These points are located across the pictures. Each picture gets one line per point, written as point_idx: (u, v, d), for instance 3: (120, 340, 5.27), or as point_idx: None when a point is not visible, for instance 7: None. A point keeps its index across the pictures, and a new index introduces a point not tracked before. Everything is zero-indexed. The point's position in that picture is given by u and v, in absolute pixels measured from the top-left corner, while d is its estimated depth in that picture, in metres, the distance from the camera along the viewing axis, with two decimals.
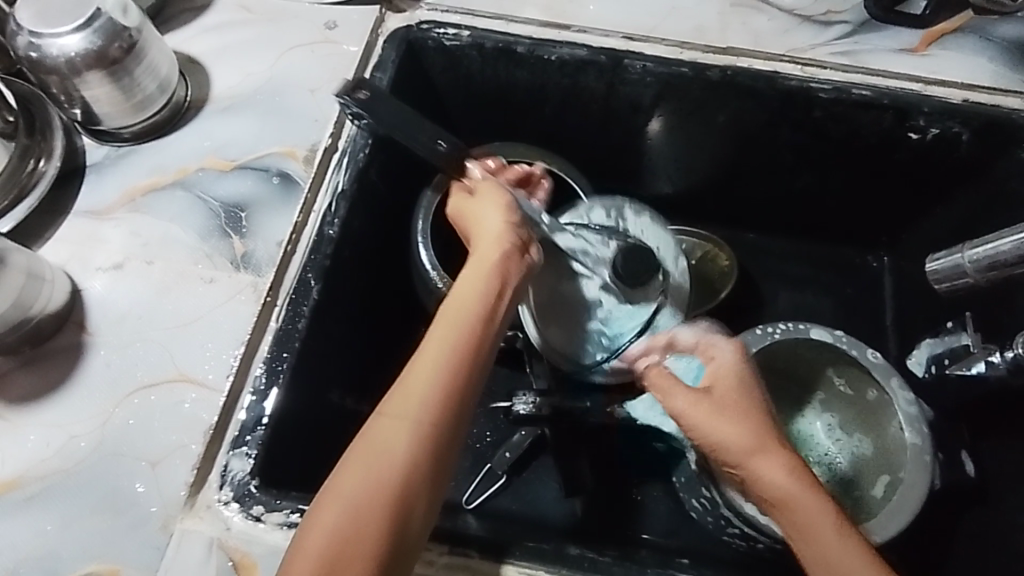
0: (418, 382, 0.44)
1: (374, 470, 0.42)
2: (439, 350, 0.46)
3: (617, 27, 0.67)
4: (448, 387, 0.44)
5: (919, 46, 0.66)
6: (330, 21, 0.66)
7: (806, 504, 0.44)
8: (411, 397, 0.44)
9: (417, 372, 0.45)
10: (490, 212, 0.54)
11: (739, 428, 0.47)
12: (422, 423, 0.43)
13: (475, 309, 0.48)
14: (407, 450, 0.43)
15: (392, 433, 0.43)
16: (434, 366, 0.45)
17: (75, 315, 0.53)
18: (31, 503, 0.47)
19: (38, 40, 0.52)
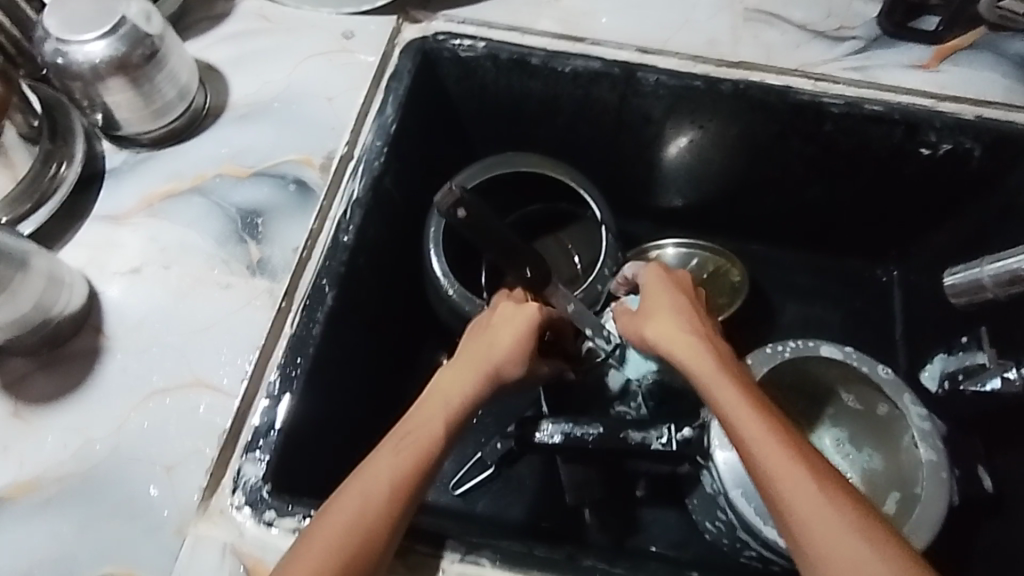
0: (404, 445, 0.45)
1: (350, 530, 0.42)
2: (426, 419, 0.46)
3: (631, 40, 0.68)
4: (429, 454, 0.45)
5: (931, 61, 0.67)
6: (347, 31, 0.66)
7: (803, 480, 0.42)
8: (393, 460, 0.44)
9: (413, 424, 0.46)
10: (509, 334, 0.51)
11: (719, 389, 0.47)
12: (391, 492, 0.43)
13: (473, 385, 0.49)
14: (381, 517, 0.42)
15: (366, 500, 0.42)
16: (422, 430, 0.46)
17: (92, 319, 0.53)
18: (48, 505, 0.47)
19: (64, 46, 0.53)
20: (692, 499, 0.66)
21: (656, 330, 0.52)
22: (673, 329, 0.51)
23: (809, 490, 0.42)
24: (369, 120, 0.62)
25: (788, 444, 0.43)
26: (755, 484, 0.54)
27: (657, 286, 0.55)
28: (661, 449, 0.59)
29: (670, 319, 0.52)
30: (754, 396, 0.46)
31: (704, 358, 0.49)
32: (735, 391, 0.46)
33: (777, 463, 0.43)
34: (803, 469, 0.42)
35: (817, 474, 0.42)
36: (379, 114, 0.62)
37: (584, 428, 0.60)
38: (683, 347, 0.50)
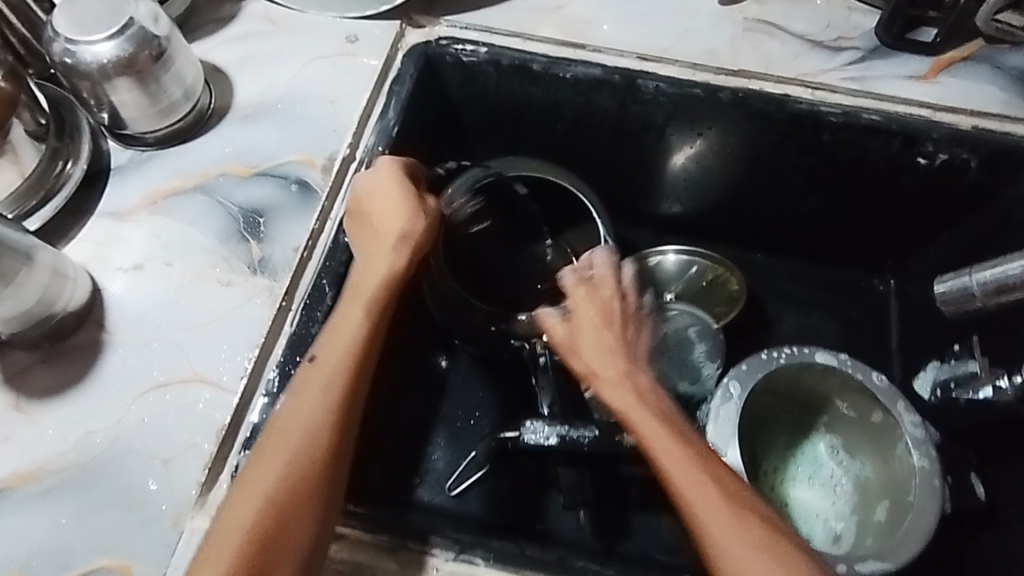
0: (324, 359, 0.47)
1: (288, 458, 0.43)
2: (340, 338, 0.48)
3: (632, 48, 0.69)
4: (347, 366, 0.47)
5: (929, 74, 0.68)
6: (351, 35, 0.67)
7: (723, 512, 0.44)
8: (316, 378, 0.47)
9: (332, 335, 0.49)
10: (386, 196, 0.55)
11: (640, 417, 0.48)
12: (324, 405, 0.45)
13: (379, 288, 0.51)
14: (317, 436, 0.44)
15: (295, 426, 0.45)
16: (337, 346, 0.48)
17: (94, 313, 0.54)
18: (46, 496, 0.48)
19: (73, 46, 0.54)
20: None
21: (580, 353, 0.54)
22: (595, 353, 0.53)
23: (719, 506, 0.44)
24: (371, 123, 0.63)
25: (730, 514, 0.44)
26: None
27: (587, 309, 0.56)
28: None
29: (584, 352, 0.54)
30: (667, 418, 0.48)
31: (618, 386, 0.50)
32: (680, 454, 0.46)
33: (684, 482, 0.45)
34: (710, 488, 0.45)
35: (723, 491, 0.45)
36: (381, 117, 0.63)
37: (580, 431, 0.60)
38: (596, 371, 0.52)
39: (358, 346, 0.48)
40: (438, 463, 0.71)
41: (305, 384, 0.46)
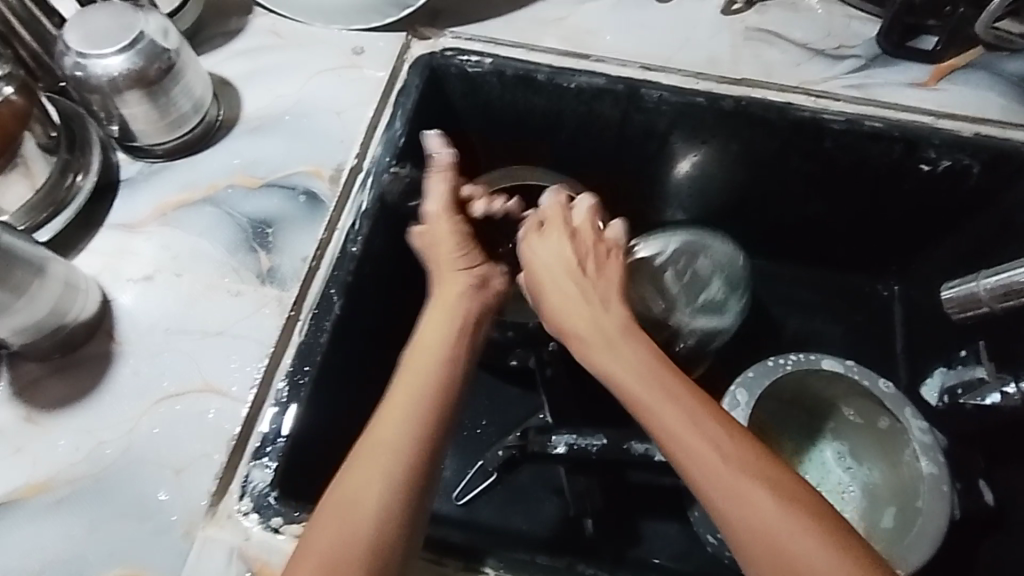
0: (394, 404, 0.44)
1: (390, 475, 0.41)
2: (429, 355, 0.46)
3: (634, 58, 0.69)
4: (442, 383, 0.45)
5: (929, 81, 0.68)
6: (357, 47, 0.68)
7: (746, 489, 0.39)
8: (387, 426, 0.43)
9: (405, 380, 0.45)
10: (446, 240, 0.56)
11: (642, 395, 0.44)
12: (400, 460, 0.41)
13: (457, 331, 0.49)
14: (417, 453, 0.42)
15: (393, 442, 0.42)
16: (426, 363, 0.46)
17: (105, 325, 0.54)
18: (58, 507, 0.48)
19: (83, 60, 0.55)
20: (693, 511, 0.66)
21: (545, 292, 0.53)
22: (568, 295, 0.51)
23: (726, 468, 0.40)
24: (377, 134, 0.63)
25: (753, 489, 0.39)
26: None
27: (552, 244, 0.55)
28: (664, 460, 0.60)
29: (549, 290, 0.53)
30: (661, 377, 0.45)
31: (601, 334, 0.49)
32: (690, 429, 0.42)
33: (674, 443, 0.42)
34: (714, 450, 0.41)
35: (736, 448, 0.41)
36: (387, 127, 0.63)
37: (588, 438, 0.60)
38: (568, 320, 0.51)
39: (435, 395, 0.44)
40: (446, 471, 0.71)
41: (395, 398, 0.44)
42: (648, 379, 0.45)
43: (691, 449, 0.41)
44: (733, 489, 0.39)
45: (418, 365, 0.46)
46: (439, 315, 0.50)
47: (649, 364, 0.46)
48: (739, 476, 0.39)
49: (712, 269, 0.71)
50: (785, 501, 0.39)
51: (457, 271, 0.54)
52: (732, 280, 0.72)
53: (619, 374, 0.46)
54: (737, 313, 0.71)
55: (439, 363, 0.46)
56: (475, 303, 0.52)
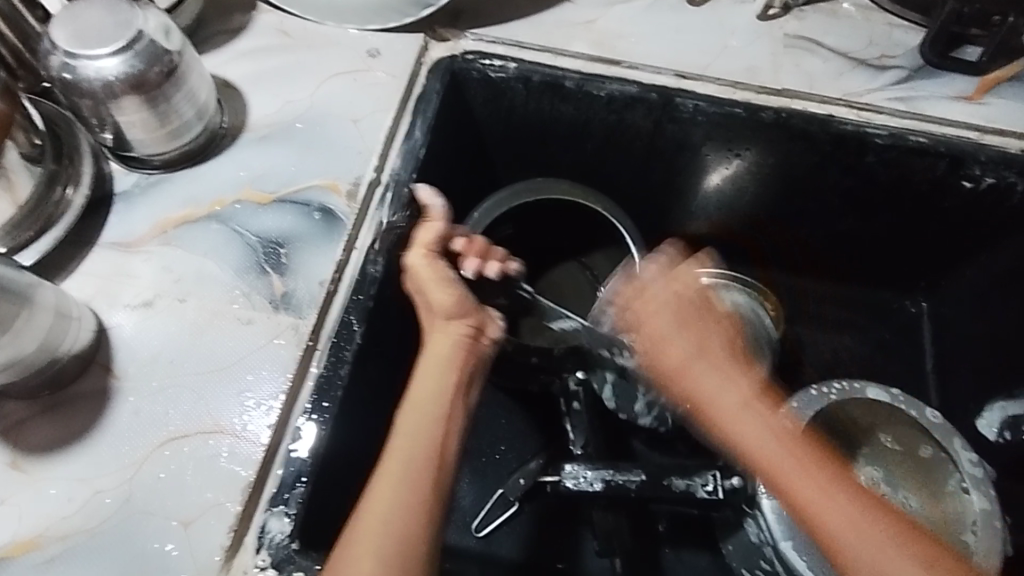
0: (390, 469, 0.43)
1: (383, 550, 0.40)
2: (422, 418, 0.46)
3: (668, 64, 0.65)
4: (438, 445, 0.45)
5: (974, 94, 0.65)
6: (373, 49, 0.63)
7: (864, 528, 0.46)
8: (382, 496, 0.42)
9: (398, 443, 0.45)
10: (434, 285, 0.52)
11: (772, 458, 0.49)
12: (398, 534, 0.41)
13: (447, 394, 0.47)
14: (412, 522, 0.42)
15: (391, 511, 0.42)
16: (420, 428, 0.45)
17: (101, 356, 0.49)
18: (50, 566, 0.43)
19: (73, 60, 0.49)
20: (726, 544, 0.63)
21: (674, 358, 0.54)
22: (685, 349, 0.54)
23: (836, 504, 0.47)
24: (398, 143, 0.59)
25: (863, 521, 0.46)
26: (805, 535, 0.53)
27: (655, 308, 0.56)
28: (706, 496, 0.57)
29: (669, 359, 0.54)
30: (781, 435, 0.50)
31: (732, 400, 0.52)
32: (815, 479, 0.48)
33: (786, 486, 0.48)
34: (812, 476, 0.48)
35: (829, 485, 0.47)
36: (407, 136, 0.59)
37: (628, 475, 0.57)
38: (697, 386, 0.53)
39: (430, 463, 0.44)
40: (463, 500, 0.66)
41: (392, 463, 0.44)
42: (737, 424, 0.51)
43: (824, 499, 0.47)
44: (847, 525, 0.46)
45: (411, 426, 0.46)
46: (430, 371, 0.48)
47: (741, 410, 0.51)
48: (848, 510, 0.46)
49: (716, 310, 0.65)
50: (876, 528, 0.46)
51: (445, 324, 0.51)
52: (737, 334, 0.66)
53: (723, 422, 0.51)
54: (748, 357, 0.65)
55: (436, 428, 0.46)
56: (468, 361, 0.50)
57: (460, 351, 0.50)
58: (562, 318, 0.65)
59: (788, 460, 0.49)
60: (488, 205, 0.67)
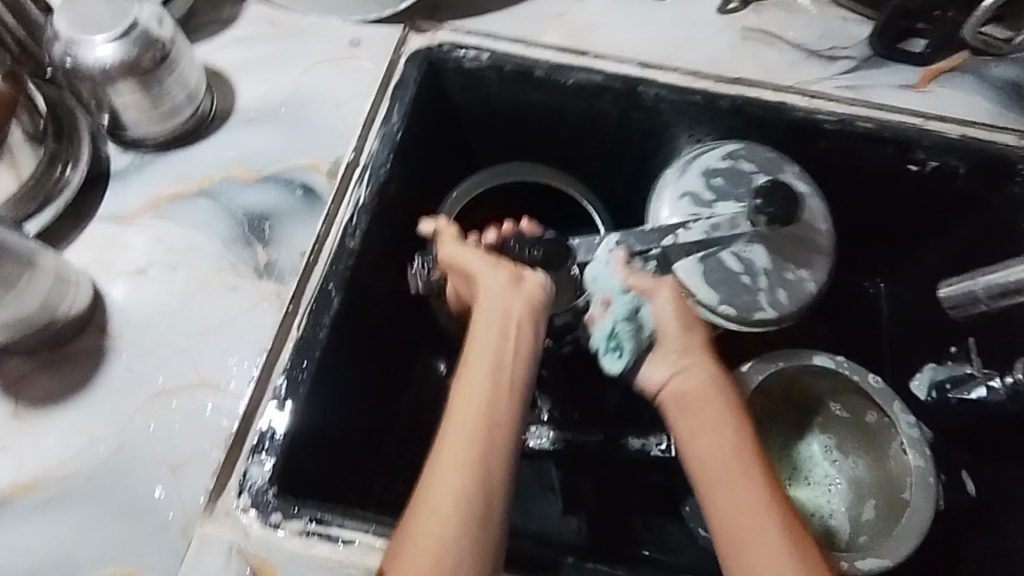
0: (456, 430, 0.43)
1: (462, 510, 0.40)
2: (479, 380, 0.45)
3: (632, 55, 0.69)
4: (501, 405, 0.44)
5: (918, 83, 0.69)
6: (355, 39, 0.67)
7: (744, 501, 0.44)
8: (451, 458, 0.42)
9: (460, 402, 0.44)
10: (469, 256, 0.53)
11: (689, 412, 0.48)
12: (474, 494, 0.41)
13: (502, 347, 0.46)
14: (488, 483, 0.41)
15: (460, 471, 0.41)
16: (477, 389, 0.44)
17: (96, 319, 0.53)
18: (49, 506, 0.47)
19: (74, 47, 0.53)
20: (685, 505, 0.66)
21: (670, 332, 0.52)
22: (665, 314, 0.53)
23: (736, 492, 0.44)
24: (376, 128, 0.63)
25: (746, 494, 0.44)
26: None
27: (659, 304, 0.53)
28: (660, 455, 0.62)
29: (678, 318, 0.53)
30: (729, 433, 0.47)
31: (698, 382, 0.49)
32: (724, 443, 0.46)
33: (722, 471, 0.45)
34: (712, 439, 0.47)
35: (748, 484, 0.44)
36: (384, 122, 0.63)
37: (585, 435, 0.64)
38: (681, 360, 0.51)
39: (495, 423, 0.43)
40: None
41: (454, 427, 0.43)
42: (692, 409, 0.49)
43: (728, 462, 0.45)
44: (735, 506, 0.44)
45: (468, 388, 0.45)
46: (489, 333, 0.47)
47: (708, 394, 0.49)
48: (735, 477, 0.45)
49: (734, 162, 0.64)
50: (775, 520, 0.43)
51: (489, 274, 0.51)
52: (765, 162, 0.64)
53: (676, 400, 0.50)
54: (802, 182, 0.63)
55: (490, 385, 0.45)
56: (518, 305, 0.49)
57: (528, 306, 0.49)
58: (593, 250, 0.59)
59: (723, 433, 0.47)
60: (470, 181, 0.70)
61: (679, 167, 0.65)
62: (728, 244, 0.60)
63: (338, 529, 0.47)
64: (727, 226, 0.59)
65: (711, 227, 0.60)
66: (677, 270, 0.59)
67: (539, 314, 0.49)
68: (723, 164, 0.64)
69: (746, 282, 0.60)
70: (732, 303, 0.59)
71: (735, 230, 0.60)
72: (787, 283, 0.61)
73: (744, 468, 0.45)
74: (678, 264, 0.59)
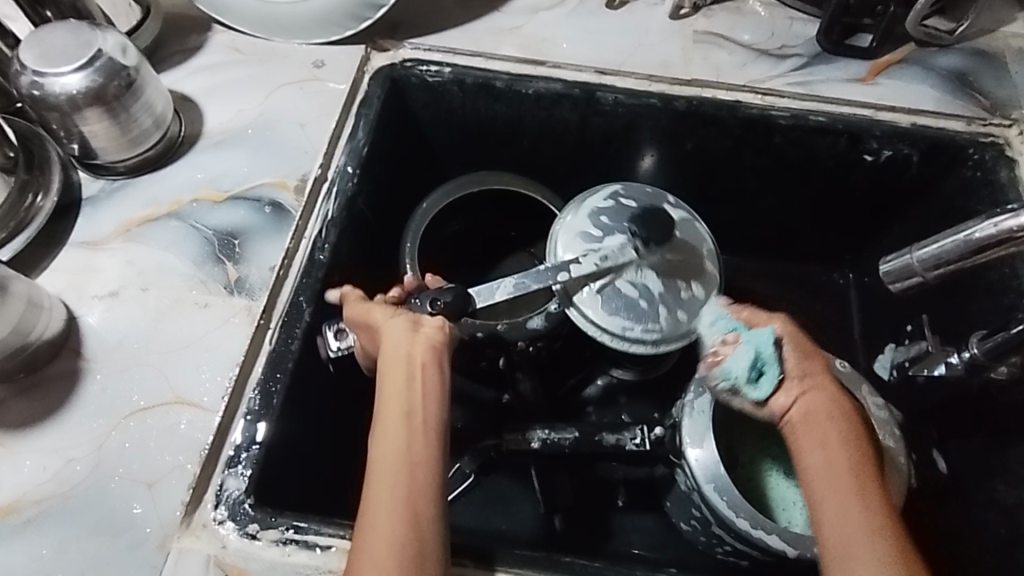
0: (380, 478, 0.44)
1: (396, 546, 0.41)
2: (392, 427, 0.46)
3: (589, 63, 0.71)
4: (416, 445, 0.45)
5: (867, 76, 0.71)
6: (318, 61, 0.69)
7: (860, 533, 0.43)
8: (378, 502, 0.43)
9: (380, 449, 0.45)
10: (375, 309, 0.52)
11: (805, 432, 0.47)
12: (403, 530, 0.41)
13: (411, 387, 0.47)
14: (417, 517, 0.42)
15: (386, 514, 0.42)
16: (393, 434, 0.45)
17: (71, 341, 0.54)
18: (26, 528, 0.48)
19: (41, 78, 0.55)
20: (668, 497, 0.67)
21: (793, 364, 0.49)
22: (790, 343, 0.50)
23: (852, 514, 0.44)
24: (340, 144, 0.64)
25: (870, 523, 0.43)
26: (726, 478, 0.56)
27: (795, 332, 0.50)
28: (635, 449, 0.63)
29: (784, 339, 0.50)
30: (863, 458, 0.46)
31: (825, 403, 0.48)
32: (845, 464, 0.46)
33: (839, 499, 0.44)
34: (834, 462, 0.46)
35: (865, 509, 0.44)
36: (350, 137, 0.64)
37: (560, 433, 0.63)
38: (808, 375, 0.49)
39: (414, 461, 0.44)
40: None
41: (378, 476, 0.44)
42: (811, 423, 0.47)
43: (846, 490, 0.45)
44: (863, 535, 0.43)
45: (386, 435, 0.46)
46: (394, 377, 0.48)
47: (828, 414, 0.47)
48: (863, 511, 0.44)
49: (616, 200, 0.64)
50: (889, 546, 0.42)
51: (387, 320, 0.51)
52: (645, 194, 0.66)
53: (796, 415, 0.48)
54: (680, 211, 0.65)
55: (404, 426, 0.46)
56: (420, 347, 0.49)
57: (433, 347, 0.49)
58: (501, 289, 0.56)
59: (837, 456, 0.46)
60: (434, 199, 0.71)
61: (570, 208, 0.64)
62: (626, 272, 0.60)
63: (315, 536, 0.47)
64: (615, 254, 0.59)
65: (600, 258, 0.59)
66: (578, 304, 0.59)
67: (441, 353, 0.49)
68: (603, 199, 0.64)
69: (647, 307, 0.59)
70: (639, 327, 0.59)
71: (623, 257, 0.59)
72: (686, 301, 0.60)
73: (873, 502, 0.44)
74: (578, 298, 0.59)
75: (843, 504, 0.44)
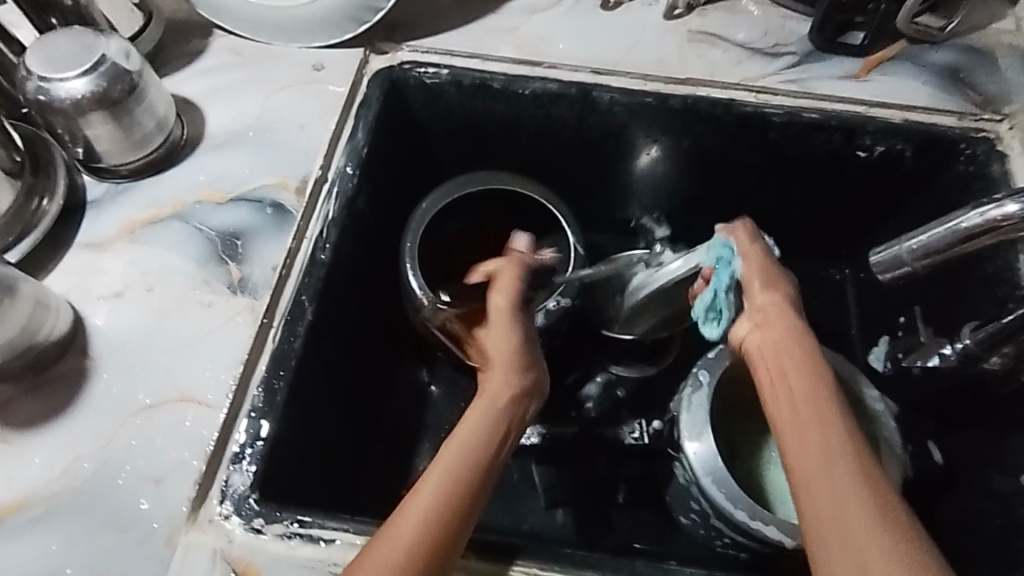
0: (433, 478, 0.45)
1: (412, 547, 0.41)
2: (464, 448, 0.48)
3: (585, 63, 0.72)
4: (475, 476, 0.47)
5: (860, 72, 0.72)
6: (317, 63, 0.70)
7: (816, 444, 0.43)
8: (419, 502, 0.44)
9: (444, 459, 0.47)
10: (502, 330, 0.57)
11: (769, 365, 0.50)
12: (427, 540, 0.42)
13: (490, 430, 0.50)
14: (442, 533, 0.43)
15: (422, 514, 0.43)
16: (463, 453, 0.47)
17: (77, 341, 0.55)
18: (36, 524, 0.48)
19: (46, 83, 0.56)
20: (669, 490, 0.68)
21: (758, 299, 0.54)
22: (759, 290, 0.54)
23: (812, 438, 0.44)
24: (341, 145, 0.65)
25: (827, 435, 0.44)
26: (723, 470, 0.57)
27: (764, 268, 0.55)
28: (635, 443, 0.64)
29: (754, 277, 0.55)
30: (820, 401, 0.46)
31: (777, 332, 0.51)
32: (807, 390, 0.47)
33: (799, 419, 0.45)
34: (796, 392, 0.47)
35: (825, 430, 0.44)
36: (350, 138, 0.65)
37: None
38: (767, 310, 0.53)
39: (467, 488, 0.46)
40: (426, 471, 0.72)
41: (434, 475, 0.46)
42: (774, 353, 0.50)
43: (806, 413, 0.45)
44: (819, 449, 0.43)
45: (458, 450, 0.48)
46: (483, 414, 0.51)
47: (787, 342, 0.50)
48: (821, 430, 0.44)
49: None
50: (845, 460, 0.42)
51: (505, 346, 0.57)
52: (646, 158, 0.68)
53: (757, 347, 0.52)
54: None
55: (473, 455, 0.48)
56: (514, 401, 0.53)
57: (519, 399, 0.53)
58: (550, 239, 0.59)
59: (797, 382, 0.47)
60: (434, 198, 0.72)
61: None
62: None
63: (319, 530, 0.48)
64: None
65: None
66: None
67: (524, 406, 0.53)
68: None
69: None
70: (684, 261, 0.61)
71: None
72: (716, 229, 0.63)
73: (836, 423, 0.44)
74: None
75: (805, 424, 0.45)
